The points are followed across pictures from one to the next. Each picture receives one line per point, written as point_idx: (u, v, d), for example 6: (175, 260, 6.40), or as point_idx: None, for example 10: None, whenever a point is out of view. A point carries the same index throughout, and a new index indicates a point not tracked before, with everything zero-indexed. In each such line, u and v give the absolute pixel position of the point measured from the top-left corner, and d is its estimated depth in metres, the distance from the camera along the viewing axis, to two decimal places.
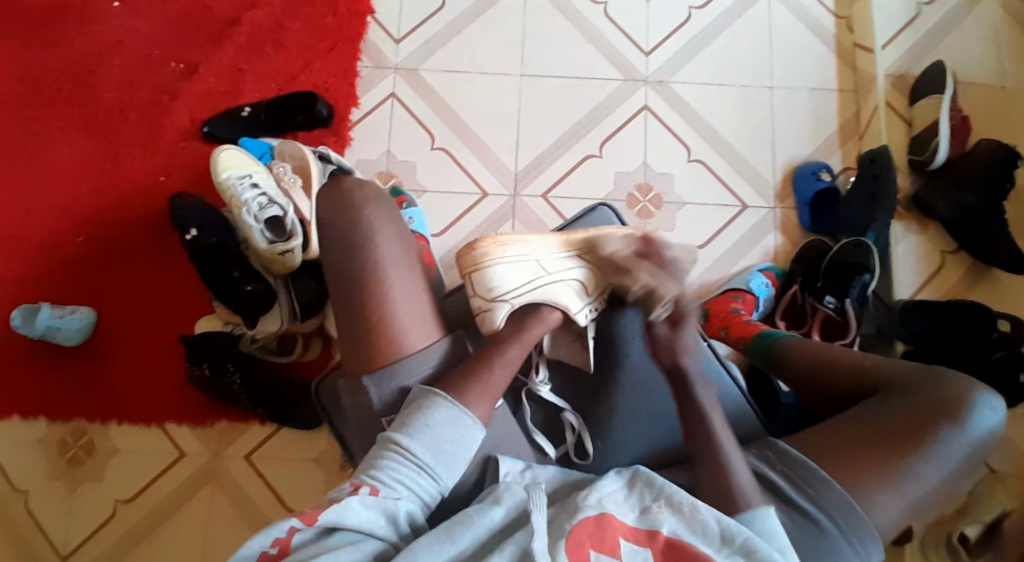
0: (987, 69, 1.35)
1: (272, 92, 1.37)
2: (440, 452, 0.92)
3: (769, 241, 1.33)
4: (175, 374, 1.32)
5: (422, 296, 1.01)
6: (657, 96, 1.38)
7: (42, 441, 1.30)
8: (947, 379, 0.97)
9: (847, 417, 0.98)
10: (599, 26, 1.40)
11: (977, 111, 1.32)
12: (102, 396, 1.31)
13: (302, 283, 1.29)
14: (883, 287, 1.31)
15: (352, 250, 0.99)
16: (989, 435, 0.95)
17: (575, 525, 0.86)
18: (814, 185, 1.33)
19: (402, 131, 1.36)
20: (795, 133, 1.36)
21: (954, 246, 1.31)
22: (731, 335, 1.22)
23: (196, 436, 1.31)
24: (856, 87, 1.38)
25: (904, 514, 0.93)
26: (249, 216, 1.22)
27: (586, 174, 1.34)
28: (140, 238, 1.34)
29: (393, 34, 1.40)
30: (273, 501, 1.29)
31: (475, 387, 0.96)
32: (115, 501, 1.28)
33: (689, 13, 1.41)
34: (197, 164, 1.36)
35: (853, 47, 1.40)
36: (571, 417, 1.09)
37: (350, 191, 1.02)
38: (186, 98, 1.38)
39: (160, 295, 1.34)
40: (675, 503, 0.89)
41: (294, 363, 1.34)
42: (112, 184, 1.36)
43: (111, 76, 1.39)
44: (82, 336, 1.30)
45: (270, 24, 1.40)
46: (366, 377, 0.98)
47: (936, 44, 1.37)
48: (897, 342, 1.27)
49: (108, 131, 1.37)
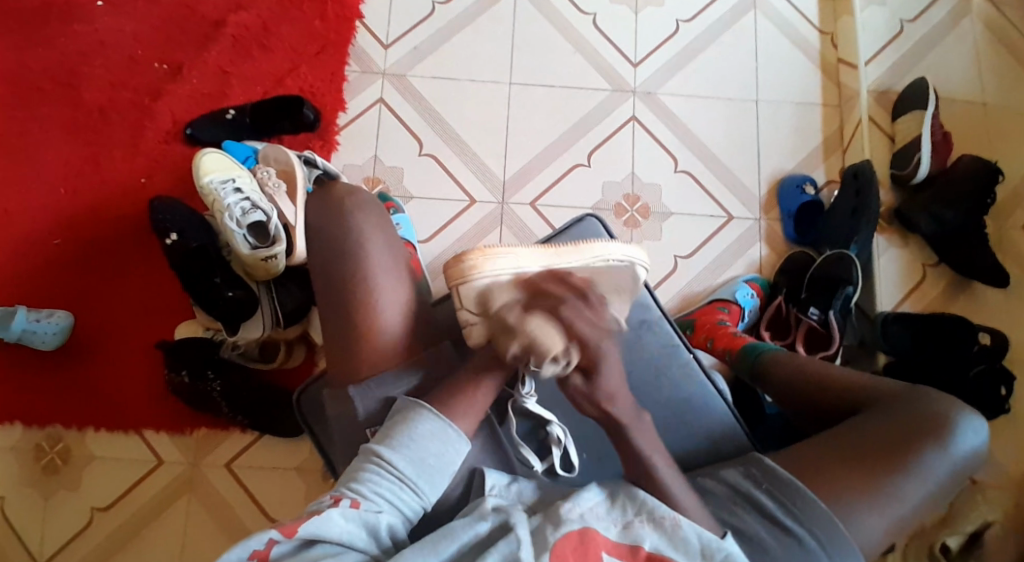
0: (966, 86, 1.37)
1: (258, 96, 1.36)
2: (423, 466, 0.91)
3: (754, 252, 1.34)
4: (153, 380, 1.29)
5: (410, 305, 1.00)
6: (644, 107, 1.38)
7: (14, 448, 1.26)
8: (930, 398, 0.98)
9: (831, 436, 0.98)
10: (588, 36, 1.41)
11: (957, 127, 1.35)
12: (77, 402, 1.28)
13: (286, 290, 1.27)
14: (866, 299, 1.33)
15: (339, 256, 0.98)
16: (973, 454, 0.96)
17: (559, 539, 0.85)
18: (799, 198, 1.34)
19: (389, 137, 1.35)
20: (780, 146, 1.38)
21: (935, 259, 1.33)
22: (717, 346, 1.23)
23: (175, 444, 1.28)
24: (840, 101, 1.40)
25: (888, 531, 0.94)
26: (231, 221, 1.21)
27: (574, 183, 1.34)
28: (119, 240, 1.32)
29: (382, 39, 1.40)
30: (254, 512, 1.26)
31: (462, 401, 0.96)
32: (91, 508, 1.25)
33: (677, 25, 1.42)
34: (180, 167, 1.34)
35: (837, 62, 1.41)
36: (558, 430, 1.07)
37: (339, 198, 1.01)
38: (169, 100, 1.35)
39: (139, 299, 1.31)
40: (657, 518, 0.90)
41: (278, 370, 1.31)
42: (91, 185, 1.33)
43: (92, 75, 1.36)
44: (57, 340, 1.27)
45: (256, 27, 1.38)
46: (352, 387, 0.97)
47: (917, 61, 1.40)
48: (879, 353, 1.29)
49: (87, 131, 1.35)
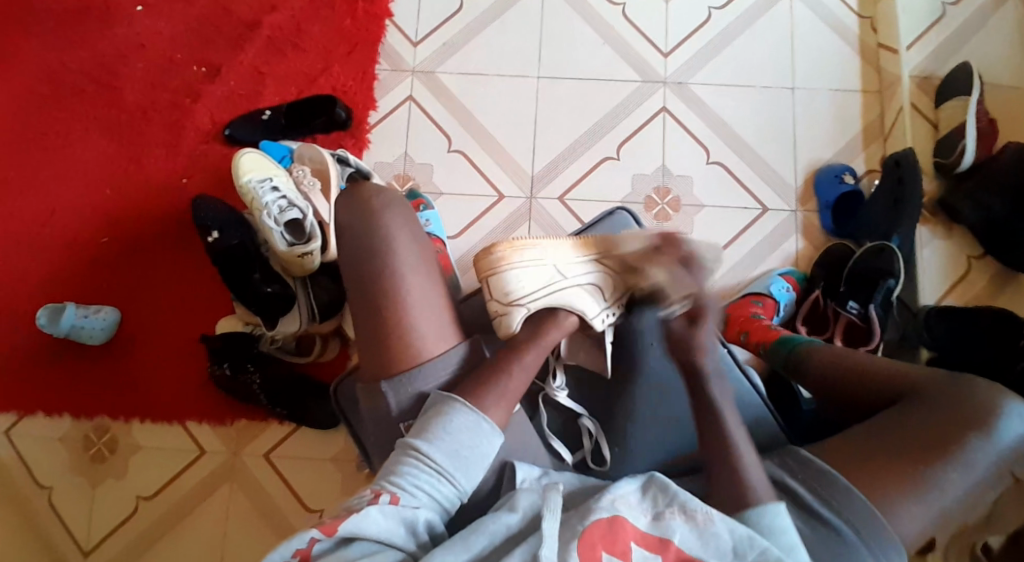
0: (1015, 69, 1.31)
1: (291, 96, 1.38)
2: (460, 459, 0.92)
3: (790, 244, 1.32)
4: (196, 374, 1.34)
5: (439, 300, 1.02)
6: (675, 97, 1.36)
7: (67, 439, 1.32)
8: (972, 386, 0.95)
9: (869, 426, 0.96)
10: (617, 27, 1.39)
11: (1005, 113, 1.29)
12: (124, 395, 1.33)
13: (320, 283, 1.30)
14: (908, 293, 1.29)
15: (367, 251, 1.00)
16: (1020, 444, 0.92)
17: (587, 526, 0.86)
18: (837, 188, 1.30)
19: (419, 134, 1.36)
20: (817, 134, 1.34)
21: (980, 251, 1.28)
22: (751, 340, 1.21)
23: (216, 435, 1.32)
24: (881, 87, 1.35)
25: (930, 525, 0.91)
26: (269, 219, 1.23)
27: (603, 176, 1.33)
28: (161, 239, 1.36)
29: (411, 37, 1.41)
30: (293, 502, 1.30)
31: (490, 392, 0.96)
32: (138, 497, 1.30)
33: (708, 13, 1.39)
34: (218, 167, 1.37)
35: (877, 47, 1.37)
36: (588, 423, 1.08)
37: (369, 198, 1.04)
38: (207, 102, 1.39)
39: (181, 295, 1.35)
40: (688, 511, 0.88)
41: (313, 363, 1.35)
42: (136, 185, 1.38)
43: (134, 79, 1.41)
44: (106, 335, 1.32)
45: (289, 28, 1.41)
46: (385, 382, 0.98)
47: (963, 43, 1.34)
48: (921, 349, 1.25)
49: (130, 133, 1.39)
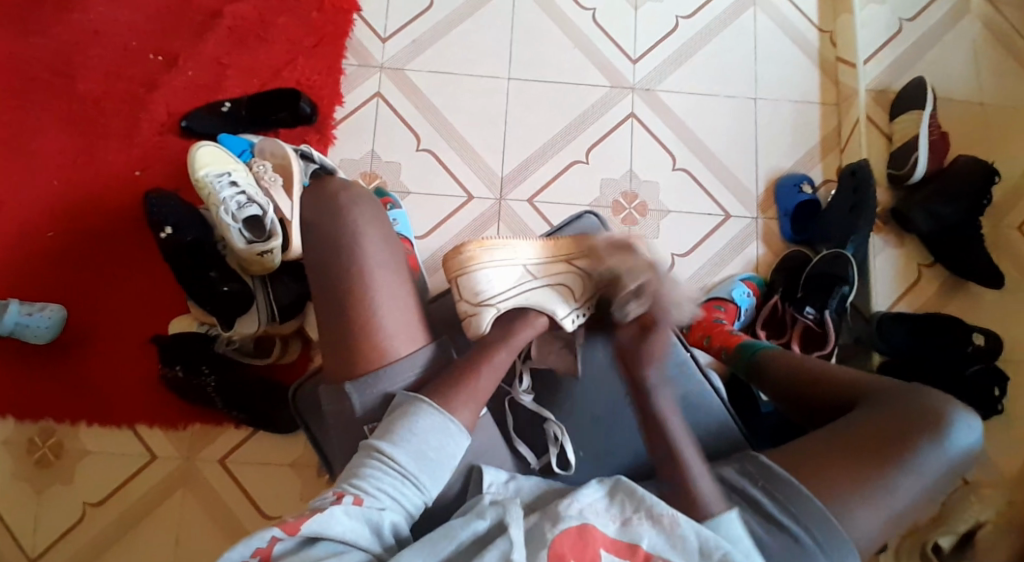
0: (965, 86, 1.38)
1: (254, 88, 1.34)
2: (426, 461, 0.91)
3: (751, 250, 1.34)
4: (148, 376, 1.28)
5: (409, 302, 0.99)
6: (643, 103, 1.38)
7: (9, 442, 1.26)
8: (923, 394, 0.98)
9: (824, 431, 0.98)
10: (587, 32, 1.40)
11: (955, 129, 1.36)
12: (70, 398, 1.27)
13: (281, 283, 1.25)
14: (861, 297, 1.33)
15: (335, 249, 0.98)
16: (969, 451, 0.96)
17: (558, 535, 0.85)
18: (796, 196, 1.34)
19: (386, 130, 1.34)
20: (779, 144, 1.38)
21: (930, 259, 1.34)
22: (713, 344, 1.23)
23: (169, 439, 1.27)
24: (838, 100, 1.40)
25: (882, 530, 0.94)
26: (226, 215, 1.19)
27: (571, 181, 1.33)
28: (112, 234, 1.30)
29: (380, 33, 1.38)
30: (247, 508, 1.26)
31: (461, 392, 0.95)
32: (85, 503, 1.24)
33: (676, 22, 1.41)
34: (174, 160, 1.32)
35: (836, 61, 1.41)
36: (554, 427, 1.06)
37: (334, 193, 1.01)
38: (164, 92, 1.34)
39: (132, 292, 1.29)
40: (655, 515, 0.88)
41: (272, 365, 1.30)
42: (86, 177, 1.31)
43: (86, 66, 1.34)
44: (52, 335, 1.26)
45: (253, 18, 1.36)
46: (349, 384, 0.96)
47: (917, 60, 1.39)
48: (874, 353, 1.29)
49: (81, 122, 1.33)
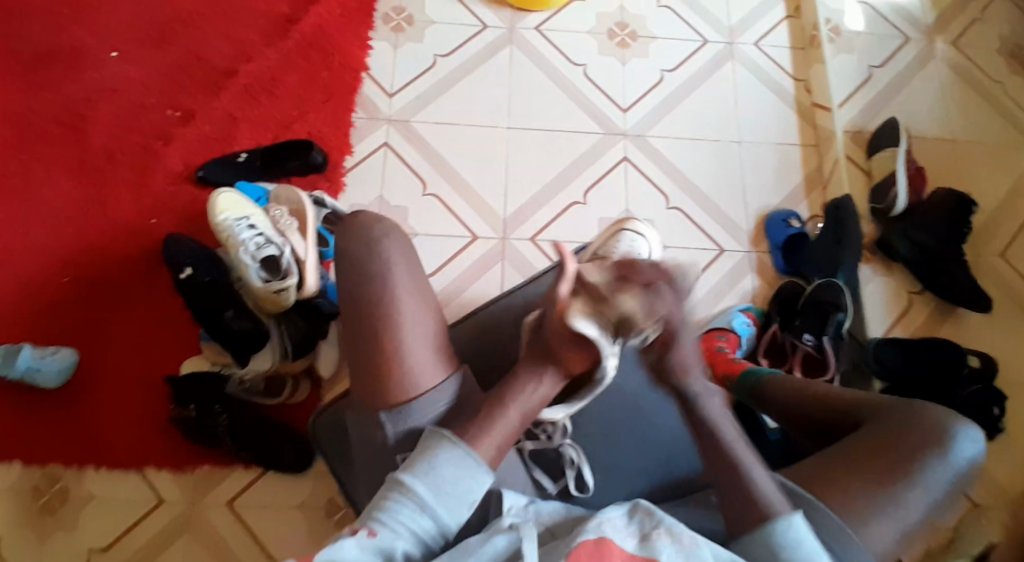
0: (936, 125, 1.47)
1: (267, 141, 1.42)
2: (445, 494, 0.85)
3: (746, 282, 1.40)
4: (157, 418, 1.28)
5: (434, 325, 0.96)
6: (635, 148, 1.46)
7: (13, 488, 1.24)
8: (926, 410, 0.98)
9: (830, 451, 0.98)
10: (578, 85, 1.49)
11: (931, 163, 1.44)
12: (78, 441, 1.26)
13: (293, 322, 1.29)
14: (857, 326, 1.36)
15: (361, 275, 0.95)
16: (974, 464, 0.95)
17: (575, 547, 0.81)
18: (785, 231, 1.40)
19: (393, 177, 1.41)
20: (765, 183, 1.45)
21: (918, 287, 1.39)
22: (716, 373, 1.26)
23: (176, 483, 1.26)
24: (817, 141, 1.49)
25: (892, 545, 0.92)
26: (245, 255, 1.24)
27: (570, 220, 1.40)
28: (126, 280, 1.34)
29: (386, 88, 1.47)
30: (255, 551, 1.24)
31: (482, 426, 0.90)
32: (88, 551, 1.22)
33: (661, 75, 1.51)
34: (191, 208, 1.38)
35: (812, 106, 1.51)
36: (571, 451, 1.03)
37: (366, 222, 0.99)
38: (182, 145, 1.41)
39: (145, 336, 1.32)
40: (675, 533, 0.85)
41: (283, 406, 1.31)
42: (103, 226, 1.36)
43: (107, 123, 1.42)
44: (62, 378, 1.27)
45: (267, 77, 1.46)
46: (384, 414, 0.93)
47: (888, 103, 1.50)
48: (874, 380, 1.31)
49: (100, 175, 1.39)
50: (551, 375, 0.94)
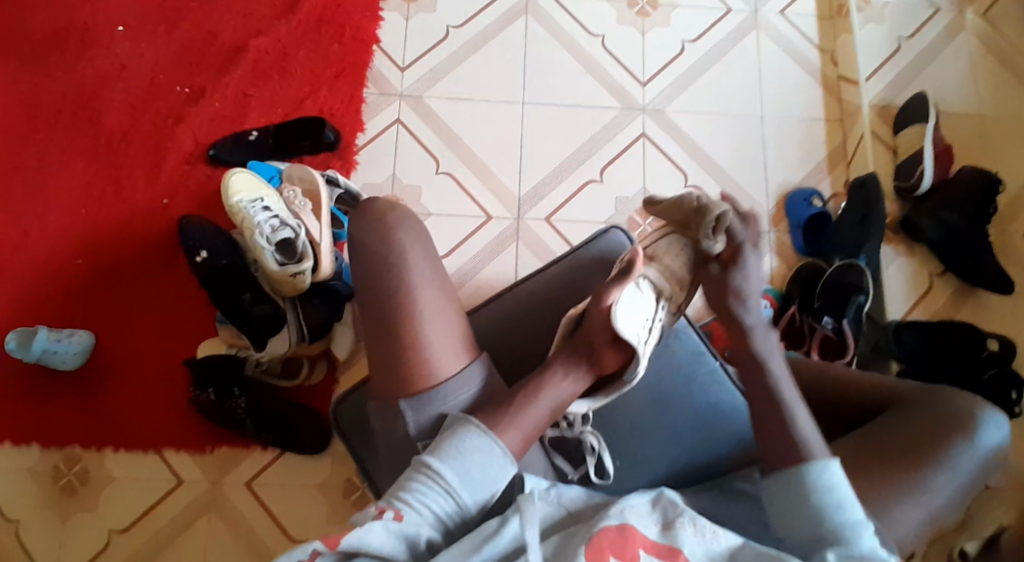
0: (965, 100, 1.43)
1: (278, 117, 1.39)
2: (471, 481, 0.83)
3: (765, 263, 1.37)
4: (176, 399, 1.29)
5: (456, 316, 0.94)
6: (653, 123, 1.42)
7: (35, 470, 1.26)
8: (951, 396, 0.98)
9: (860, 438, 0.98)
10: (595, 56, 1.45)
11: (958, 141, 1.40)
12: (97, 423, 1.27)
13: (310, 303, 1.27)
14: (876, 306, 1.35)
15: (380, 271, 0.92)
16: (999, 449, 0.95)
17: (597, 533, 0.81)
18: (806, 210, 1.38)
19: (407, 155, 1.38)
20: (787, 160, 1.42)
21: (941, 268, 1.37)
22: None
23: (195, 464, 1.27)
24: (842, 116, 1.45)
25: (919, 530, 0.92)
26: (261, 238, 1.21)
27: (588, 199, 1.37)
28: (140, 261, 1.33)
29: (398, 62, 1.43)
30: (273, 529, 1.25)
31: (508, 417, 0.88)
32: (110, 531, 1.24)
33: (682, 46, 1.46)
34: (202, 188, 1.36)
35: (838, 79, 1.46)
36: (592, 439, 1.01)
37: (381, 214, 0.95)
38: (191, 123, 1.38)
39: (160, 318, 1.31)
40: (698, 524, 0.84)
41: (299, 387, 1.31)
42: (115, 205, 1.35)
43: (115, 100, 1.39)
44: (78, 360, 1.27)
45: (277, 50, 1.41)
46: (405, 400, 0.90)
47: (916, 77, 1.45)
48: (892, 360, 1.30)
49: (110, 154, 1.37)
50: (586, 370, 0.93)
